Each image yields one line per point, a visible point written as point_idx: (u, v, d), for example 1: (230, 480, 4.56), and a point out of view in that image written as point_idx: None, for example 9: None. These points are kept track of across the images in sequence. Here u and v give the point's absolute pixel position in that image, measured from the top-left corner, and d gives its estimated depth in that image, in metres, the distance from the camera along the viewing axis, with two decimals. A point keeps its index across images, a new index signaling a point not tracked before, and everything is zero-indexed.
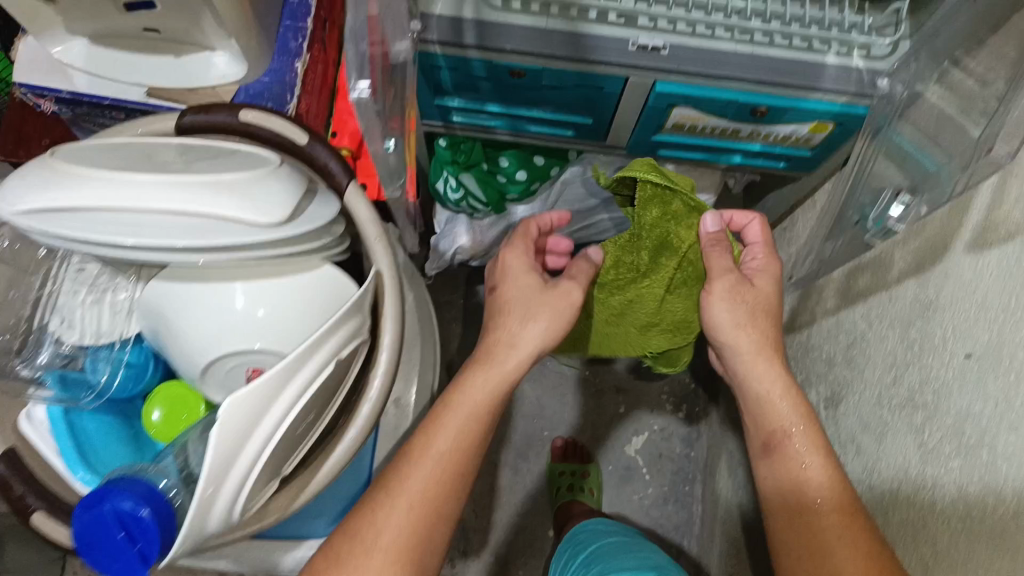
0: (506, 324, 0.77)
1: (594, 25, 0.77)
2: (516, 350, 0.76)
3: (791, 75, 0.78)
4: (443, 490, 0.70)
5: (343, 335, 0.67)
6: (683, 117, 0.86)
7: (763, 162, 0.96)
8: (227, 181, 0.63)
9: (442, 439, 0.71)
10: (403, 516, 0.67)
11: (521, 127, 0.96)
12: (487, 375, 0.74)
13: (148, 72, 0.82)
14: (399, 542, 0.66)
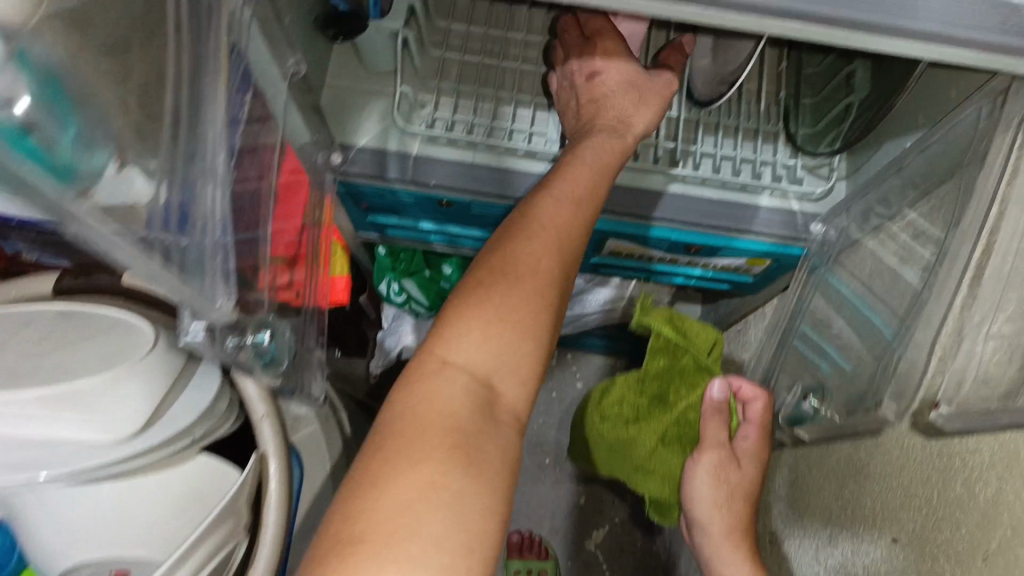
0: (570, 181, 0.61)
1: (521, 160, 0.76)
2: (562, 200, 0.59)
3: (724, 218, 0.74)
4: (514, 349, 0.53)
5: (207, 554, 0.60)
6: (619, 247, 0.83)
7: (708, 283, 0.93)
8: (73, 389, 0.53)
9: (471, 342, 0.53)
10: (458, 408, 0.50)
11: (458, 242, 0.93)
12: (526, 246, 0.57)
13: None
14: (435, 508, 0.45)
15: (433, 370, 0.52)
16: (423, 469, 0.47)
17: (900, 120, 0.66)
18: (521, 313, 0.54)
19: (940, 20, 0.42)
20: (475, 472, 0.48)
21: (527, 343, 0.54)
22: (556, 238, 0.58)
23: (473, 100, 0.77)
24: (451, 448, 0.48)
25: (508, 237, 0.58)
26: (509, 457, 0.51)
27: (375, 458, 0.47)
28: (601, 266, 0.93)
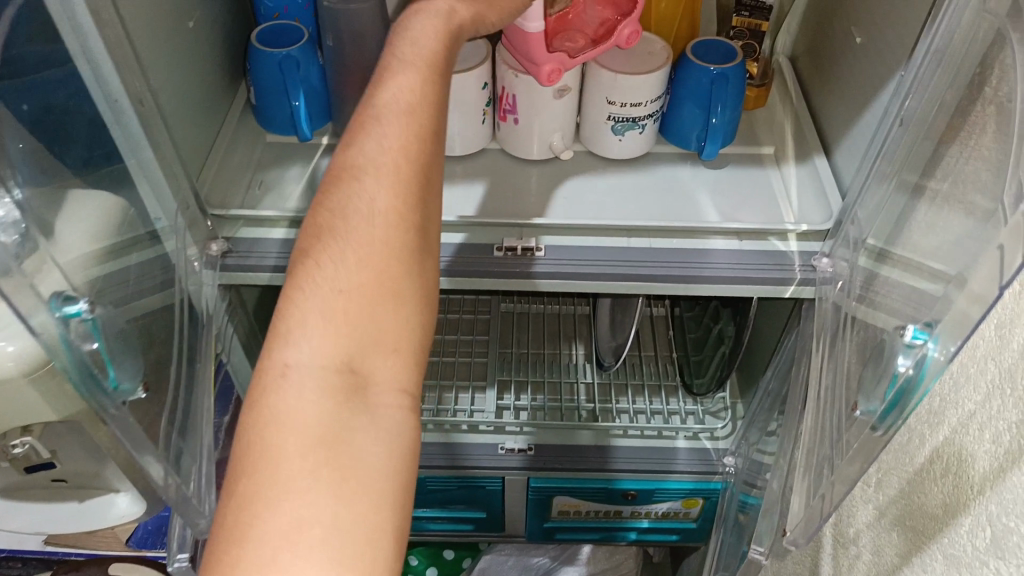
0: (377, 111, 0.42)
1: (466, 433, 0.88)
2: (375, 142, 0.42)
3: (647, 460, 0.85)
4: (371, 330, 0.39)
5: None
6: (564, 503, 0.91)
7: (658, 537, 0.97)
8: None
9: (305, 356, 0.38)
10: (304, 410, 0.37)
11: (424, 526, 0.99)
12: (354, 220, 0.40)
13: (50, 517, 0.82)
14: (325, 422, 0.37)
15: (270, 419, 0.36)
16: (292, 459, 0.35)
17: (759, 358, 0.81)
18: (373, 285, 0.39)
19: (726, 264, 0.59)
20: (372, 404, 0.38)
21: (382, 345, 0.39)
22: (391, 181, 0.41)
23: None
24: (322, 467, 0.35)
25: (316, 226, 0.41)
26: (396, 448, 0.38)
27: (231, 500, 0.35)
28: (557, 533, 0.98)
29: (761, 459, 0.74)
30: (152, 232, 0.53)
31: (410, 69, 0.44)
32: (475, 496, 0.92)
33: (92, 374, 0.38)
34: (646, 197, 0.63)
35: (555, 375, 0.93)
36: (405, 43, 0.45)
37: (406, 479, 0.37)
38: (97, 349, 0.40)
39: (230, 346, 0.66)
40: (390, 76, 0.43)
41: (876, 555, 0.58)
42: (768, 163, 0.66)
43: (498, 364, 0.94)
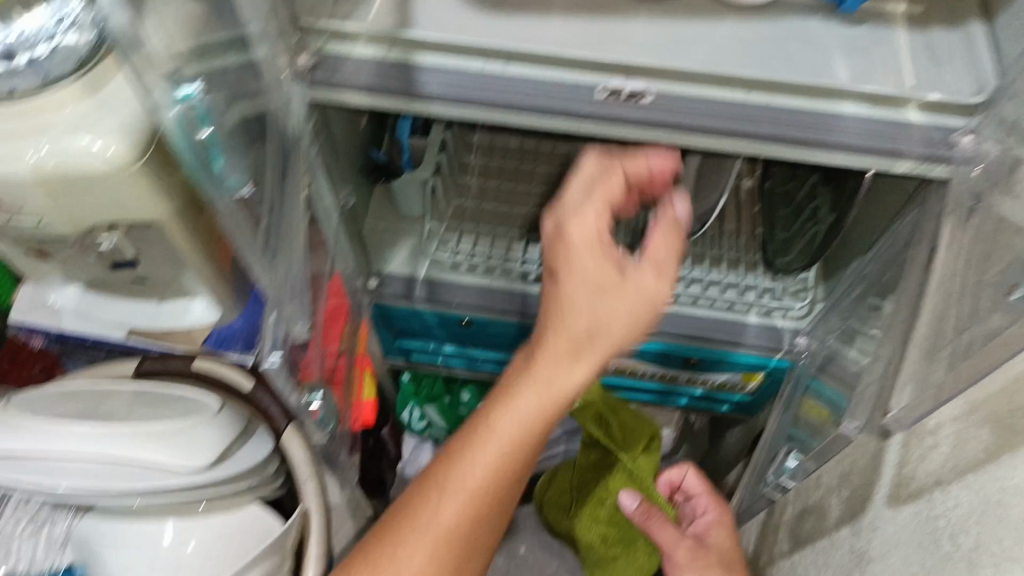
0: (613, 190, 0.58)
1: (532, 284, 0.86)
2: (583, 315, 0.53)
3: (716, 332, 0.84)
4: (542, 432, 0.54)
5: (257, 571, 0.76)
6: (623, 363, 0.90)
7: (706, 404, 0.98)
8: (166, 429, 0.75)
9: (446, 514, 0.54)
10: (492, 466, 0.54)
11: (479, 368, 0.99)
12: (524, 407, 0.53)
13: (127, 314, 0.79)
14: (485, 485, 0.54)
15: (423, 533, 0.54)
16: (461, 492, 0.54)
17: (858, 240, 0.76)
18: (507, 464, 0.54)
19: (853, 133, 0.54)
20: (509, 479, 0.55)
21: (478, 512, 0.55)
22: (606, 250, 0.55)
23: (487, 236, 0.87)
24: (476, 511, 0.54)
25: (549, 343, 0.53)
26: (513, 485, 0.56)
27: (426, 504, 0.54)
28: (607, 389, 0.99)
29: (857, 358, 0.71)
30: (240, 36, 0.48)
31: (657, 269, 0.56)
32: None
33: (204, 156, 0.46)
34: (773, 47, 0.55)
35: None
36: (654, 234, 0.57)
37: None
38: (206, 136, 0.45)
39: (308, 165, 0.63)
40: (600, 210, 0.56)
41: (956, 446, 0.58)
42: (924, 18, 0.58)
43: None
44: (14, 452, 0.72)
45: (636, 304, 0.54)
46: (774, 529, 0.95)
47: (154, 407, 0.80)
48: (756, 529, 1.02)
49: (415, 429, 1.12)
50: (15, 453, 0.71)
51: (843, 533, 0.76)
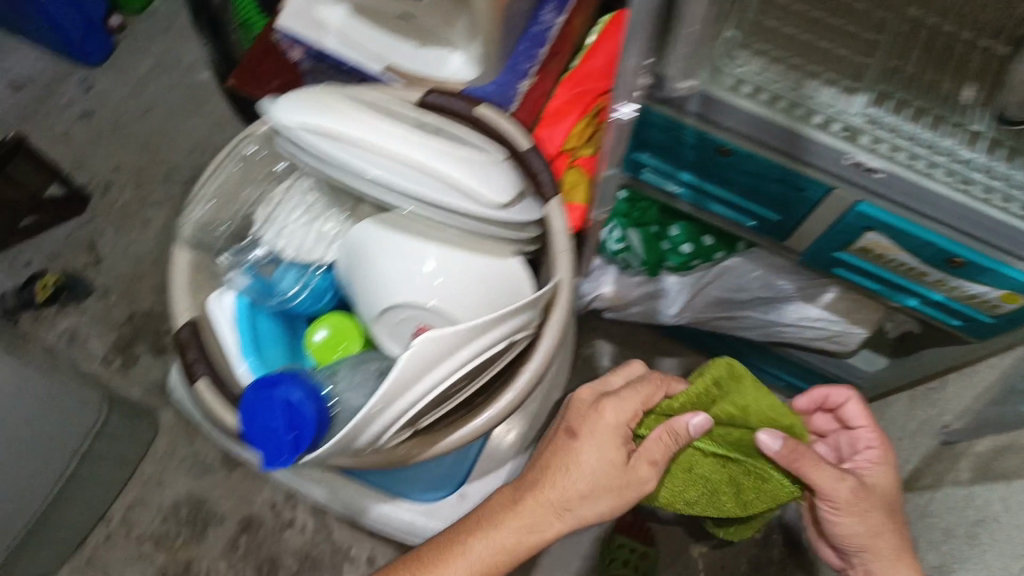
0: (619, 412, 0.73)
1: (816, 129, 0.75)
2: (577, 477, 0.72)
3: (1004, 239, 0.73)
4: (520, 541, 0.72)
5: (529, 319, 0.62)
6: (874, 243, 0.82)
7: (937, 315, 0.89)
8: (477, 160, 0.66)
9: (468, 563, 0.72)
10: (484, 552, 0.72)
11: (707, 207, 0.91)
12: (532, 509, 0.73)
13: (394, 51, 0.87)
14: (503, 546, 0.72)
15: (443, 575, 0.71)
16: None
17: None
18: (522, 537, 0.72)
19: None
20: (513, 555, 0.72)
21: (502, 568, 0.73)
22: (616, 434, 0.73)
23: (782, 63, 0.77)
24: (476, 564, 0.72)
25: (529, 501, 0.73)
26: None
27: (440, 552, 0.73)
28: (835, 267, 0.91)
29: None
30: None
31: (619, 438, 0.73)
32: (784, 198, 0.83)
33: None
34: None
35: (941, 110, 0.77)
36: (618, 402, 0.74)
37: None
38: None
39: None
40: (628, 413, 0.74)
41: None
42: None
43: (883, 72, 0.78)
44: (333, 126, 0.64)
45: (608, 471, 0.72)
46: (957, 457, 0.91)
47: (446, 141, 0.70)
48: (931, 452, 0.98)
49: (608, 248, 1.05)
50: (336, 127, 0.63)
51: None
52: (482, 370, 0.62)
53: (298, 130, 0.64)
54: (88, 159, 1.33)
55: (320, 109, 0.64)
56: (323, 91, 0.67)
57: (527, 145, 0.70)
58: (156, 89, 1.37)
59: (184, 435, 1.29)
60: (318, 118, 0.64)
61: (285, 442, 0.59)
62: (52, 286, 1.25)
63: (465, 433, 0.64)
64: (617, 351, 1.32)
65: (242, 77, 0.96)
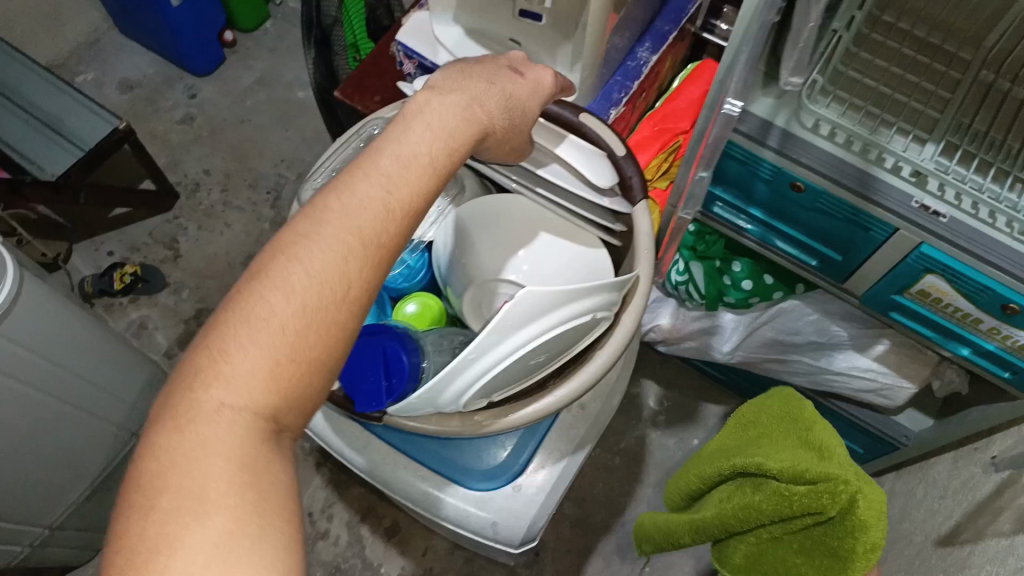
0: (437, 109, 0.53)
1: (886, 172, 0.81)
2: (383, 181, 0.48)
3: None
4: (335, 312, 0.44)
5: (608, 301, 0.63)
6: (932, 286, 0.86)
7: (990, 364, 0.92)
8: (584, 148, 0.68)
9: (271, 293, 0.44)
10: (286, 315, 0.43)
11: (771, 243, 0.98)
12: (348, 216, 0.46)
13: None
14: (315, 292, 0.44)
15: (262, 305, 0.43)
16: (241, 372, 0.42)
17: None
18: (339, 257, 0.45)
19: None
20: (323, 319, 0.44)
21: (340, 315, 0.45)
22: (443, 128, 0.52)
23: (859, 110, 0.82)
24: (278, 353, 0.43)
25: (330, 220, 0.46)
26: (298, 349, 0.43)
27: (220, 329, 0.43)
28: (891, 312, 0.94)
29: None
30: None
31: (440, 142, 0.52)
32: (851, 238, 0.88)
33: None
34: None
35: (1008, 165, 0.79)
36: (448, 105, 0.54)
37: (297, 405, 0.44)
38: None
39: None
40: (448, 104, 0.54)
41: None
42: None
43: (952, 127, 0.81)
44: None
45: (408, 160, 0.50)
46: (998, 510, 0.91)
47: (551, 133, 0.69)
48: (972, 506, 0.97)
49: (671, 281, 1.14)
50: None
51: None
52: (569, 344, 0.65)
53: None
54: (182, 160, 1.46)
55: None
56: None
57: (625, 154, 0.69)
58: (255, 103, 1.50)
59: None
60: None
61: (379, 390, 0.58)
62: (129, 275, 1.32)
63: (540, 407, 0.66)
64: (662, 392, 1.37)
65: (347, 88, 1.04)
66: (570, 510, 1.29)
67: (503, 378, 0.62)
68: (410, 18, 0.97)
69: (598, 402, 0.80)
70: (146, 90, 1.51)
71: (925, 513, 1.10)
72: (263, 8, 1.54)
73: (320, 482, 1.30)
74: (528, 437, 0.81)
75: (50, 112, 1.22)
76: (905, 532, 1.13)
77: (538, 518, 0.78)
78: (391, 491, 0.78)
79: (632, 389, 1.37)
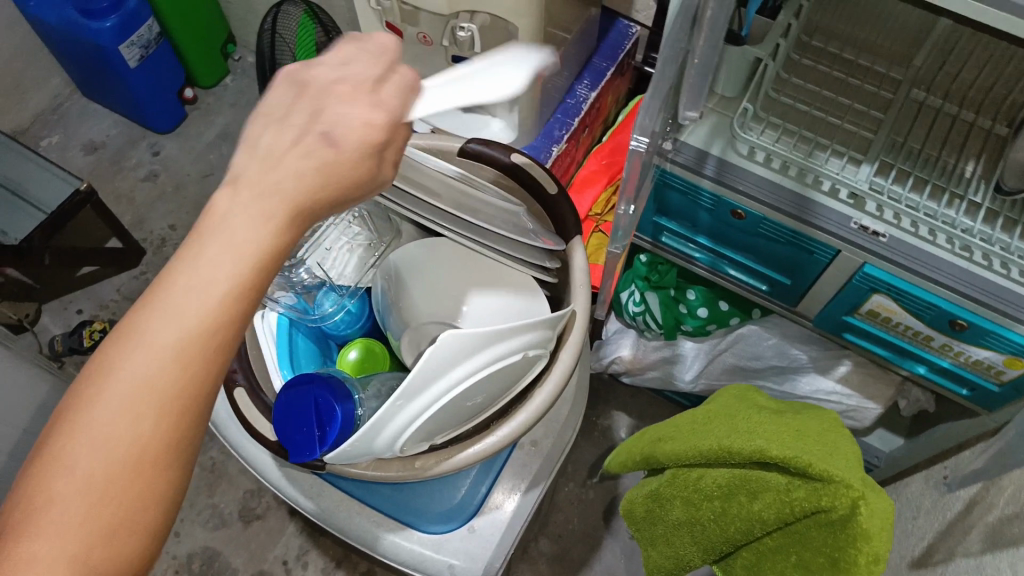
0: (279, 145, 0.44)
1: (824, 196, 0.81)
2: (225, 267, 0.41)
3: (998, 300, 0.76)
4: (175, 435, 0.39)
5: (540, 338, 0.64)
6: (880, 306, 0.86)
7: (945, 380, 0.92)
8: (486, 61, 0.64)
9: (99, 428, 0.38)
10: (114, 437, 0.38)
11: (721, 270, 0.98)
12: (183, 320, 0.39)
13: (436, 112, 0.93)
14: (143, 410, 0.38)
15: (76, 431, 0.37)
16: (61, 515, 0.36)
17: None
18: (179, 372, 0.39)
19: None
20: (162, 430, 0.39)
21: (193, 428, 0.40)
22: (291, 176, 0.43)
23: (793, 136, 0.82)
24: (116, 478, 0.38)
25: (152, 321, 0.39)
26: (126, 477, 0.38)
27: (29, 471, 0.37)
28: (846, 331, 0.95)
29: None
30: None
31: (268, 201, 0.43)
32: (796, 260, 0.88)
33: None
34: None
35: (944, 181, 0.79)
36: (294, 146, 0.44)
37: (179, 513, 0.41)
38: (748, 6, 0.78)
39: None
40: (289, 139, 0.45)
41: None
42: None
43: (886, 147, 0.81)
44: None
45: (228, 242, 0.41)
46: (967, 526, 0.90)
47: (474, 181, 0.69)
48: (944, 523, 0.96)
49: (629, 312, 1.14)
50: None
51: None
52: (507, 382, 0.65)
53: None
54: (148, 216, 1.47)
55: None
56: None
57: (558, 193, 0.73)
58: (220, 156, 1.52)
59: (203, 488, 1.28)
60: None
61: (313, 438, 0.57)
62: (99, 332, 1.31)
63: (482, 448, 0.65)
64: (634, 423, 1.35)
65: None
66: (547, 548, 1.27)
67: (441, 421, 0.62)
68: None
69: (550, 438, 0.81)
70: (112, 150, 1.53)
71: (900, 533, 1.08)
72: (221, 65, 1.57)
73: (295, 528, 1.25)
74: (483, 473, 0.81)
75: (11, 176, 1.23)
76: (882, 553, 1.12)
77: (496, 557, 0.77)
78: (349, 537, 0.77)
79: (605, 421, 1.36)
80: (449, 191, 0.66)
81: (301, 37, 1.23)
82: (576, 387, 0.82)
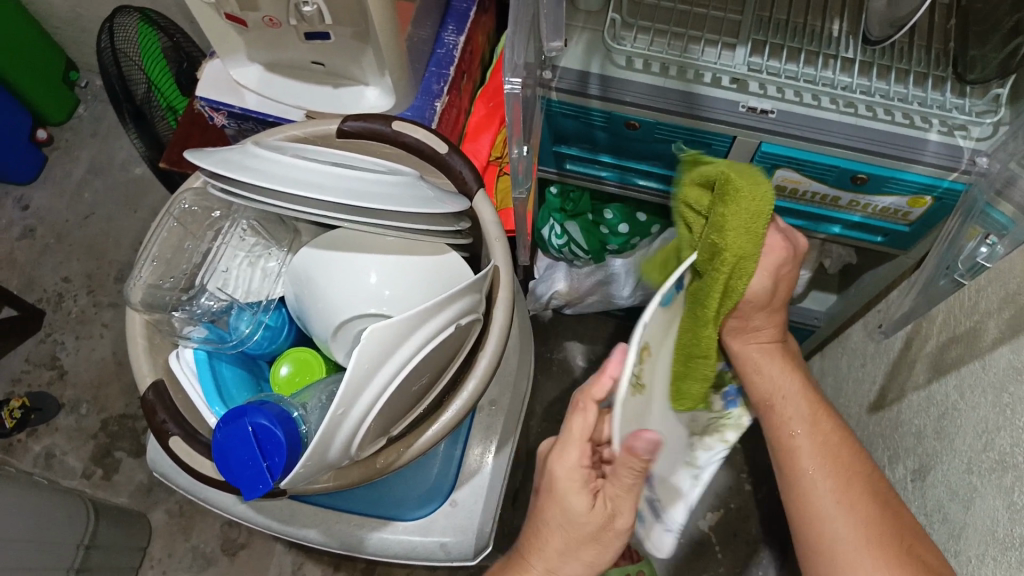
0: (575, 431, 0.59)
1: (707, 87, 0.81)
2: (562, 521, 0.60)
3: (892, 147, 0.79)
4: None
5: (466, 302, 0.63)
6: (785, 180, 0.88)
7: (860, 234, 0.96)
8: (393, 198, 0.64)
9: None
10: None
11: (630, 182, 0.99)
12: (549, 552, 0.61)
13: (305, 96, 0.89)
14: None
15: None
16: None
17: None
18: None
19: None
20: None
21: None
22: (578, 474, 0.58)
23: (665, 35, 0.82)
24: None
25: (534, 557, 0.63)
26: None
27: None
28: None
29: (1020, 170, 0.69)
30: None
31: (587, 450, 0.59)
32: (698, 156, 0.89)
33: None
34: None
35: (816, 45, 0.81)
36: (578, 429, 0.59)
37: None
38: None
39: None
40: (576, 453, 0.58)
41: None
42: None
43: (755, 24, 0.82)
44: (245, 184, 0.59)
45: (572, 483, 0.58)
46: (911, 363, 0.95)
47: (359, 165, 0.65)
48: (890, 365, 1.02)
49: (554, 247, 1.13)
50: (239, 179, 0.58)
51: (1000, 352, 0.75)
52: (447, 355, 0.65)
53: (216, 185, 0.60)
54: (37, 275, 1.37)
55: (226, 166, 0.59)
56: (237, 150, 0.62)
57: (449, 150, 0.71)
58: (95, 194, 1.43)
59: (179, 533, 1.24)
60: (224, 170, 0.59)
61: (261, 472, 0.55)
62: (20, 409, 1.24)
63: (441, 426, 0.65)
64: (586, 348, 1.36)
65: (171, 156, 0.99)
66: None
67: (393, 411, 0.62)
68: (206, 69, 0.93)
69: (507, 395, 0.82)
70: None
71: (853, 382, 1.14)
72: (67, 95, 1.46)
73: (284, 546, 1.22)
74: (454, 450, 0.81)
75: None
76: (841, 406, 1.18)
77: (485, 522, 0.78)
78: (331, 547, 0.77)
79: (559, 355, 1.36)
80: (336, 180, 0.60)
81: (145, 46, 1.15)
82: (518, 336, 0.82)
